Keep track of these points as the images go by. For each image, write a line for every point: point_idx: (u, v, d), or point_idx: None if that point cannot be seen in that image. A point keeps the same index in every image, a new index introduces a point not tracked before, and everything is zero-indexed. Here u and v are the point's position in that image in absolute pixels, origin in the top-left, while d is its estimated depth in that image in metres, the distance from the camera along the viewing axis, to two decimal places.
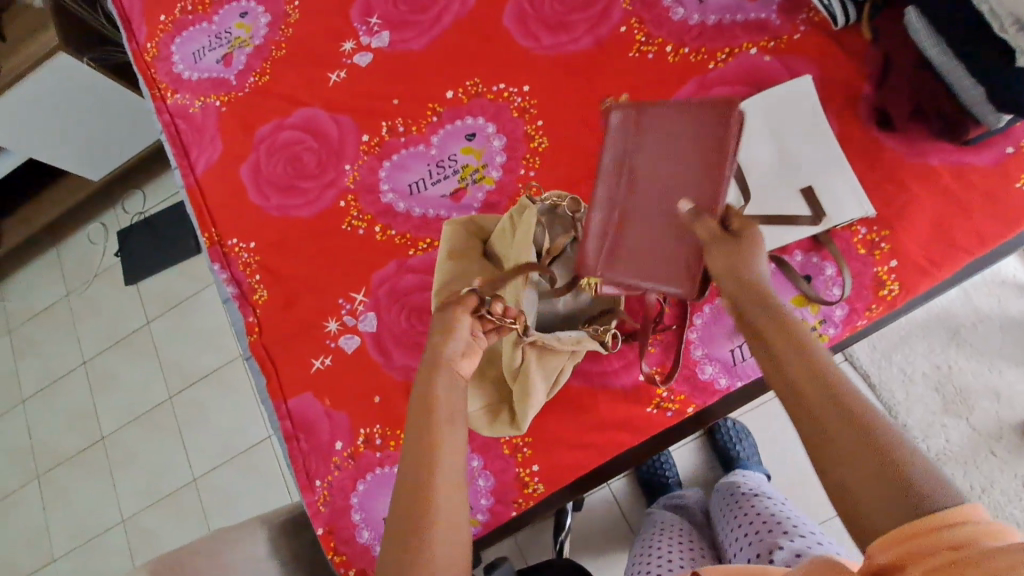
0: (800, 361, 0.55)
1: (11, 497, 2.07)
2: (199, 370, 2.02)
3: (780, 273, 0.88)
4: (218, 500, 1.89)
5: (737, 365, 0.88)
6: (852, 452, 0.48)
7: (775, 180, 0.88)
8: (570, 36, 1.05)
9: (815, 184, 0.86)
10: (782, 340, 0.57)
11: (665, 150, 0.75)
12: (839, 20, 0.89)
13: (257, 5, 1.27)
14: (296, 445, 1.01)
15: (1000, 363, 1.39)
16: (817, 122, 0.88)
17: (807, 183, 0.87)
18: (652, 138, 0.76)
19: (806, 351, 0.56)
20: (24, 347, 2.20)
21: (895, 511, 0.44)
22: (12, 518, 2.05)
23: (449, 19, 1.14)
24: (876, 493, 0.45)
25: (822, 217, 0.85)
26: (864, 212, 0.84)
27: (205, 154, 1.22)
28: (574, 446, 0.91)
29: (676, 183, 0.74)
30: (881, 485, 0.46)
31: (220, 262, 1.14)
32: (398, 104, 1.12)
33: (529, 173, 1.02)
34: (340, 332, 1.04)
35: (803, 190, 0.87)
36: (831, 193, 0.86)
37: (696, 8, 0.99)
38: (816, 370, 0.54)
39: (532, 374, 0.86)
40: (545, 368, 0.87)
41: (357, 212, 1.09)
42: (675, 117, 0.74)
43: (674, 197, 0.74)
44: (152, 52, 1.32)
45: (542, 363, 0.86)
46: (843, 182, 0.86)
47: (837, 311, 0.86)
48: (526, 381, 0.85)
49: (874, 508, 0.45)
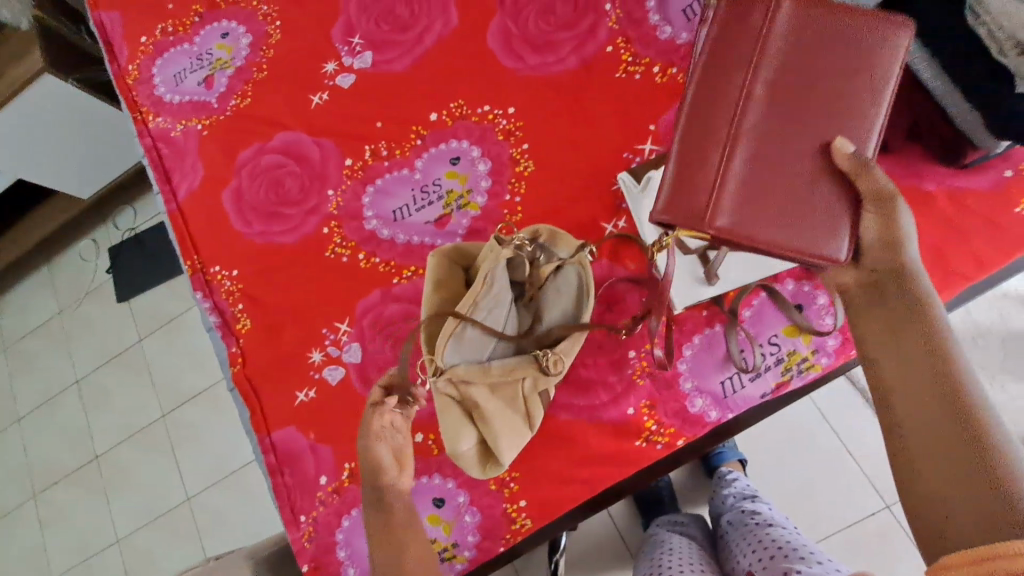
0: (928, 337, 0.66)
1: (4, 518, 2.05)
2: (193, 388, 2.00)
3: (771, 302, 0.86)
4: (212, 520, 1.88)
5: (728, 397, 0.86)
6: (966, 454, 0.58)
7: None
8: (556, 56, 1.02)
9: None
10: (920, 325, 0.67)
11: (826, 61, 0.67)
12: None
13: (239, 26, 1.25)
14: (279, 480, 0.99)
15: (1002, 378, 1.36)
16: None
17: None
18: (810, 43, 0.67)
19: (936, 342, 0.65)
20: (17, 366, 2.18)
21: (971, 505, 0.56)
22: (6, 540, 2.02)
23: (432, 39, 1.11)
24: (957, 485, 0.57)
25: None
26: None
27: (187, 179, 1.19)
28: (563, 482, 0.88)
29: (806, 108, 0.67)
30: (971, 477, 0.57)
31: (202, 291, 1.12)
32: (382, 127, 1.10)
33: (514, 198, 0.99)
34: (324, 363, 1.02)
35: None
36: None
37: (684, 27, 0.96)
38: (942, 361, 0.64)
39: (498, 413, 0.83)
40: (509, 403, 0.84)
41: (341, 239, 1.07)
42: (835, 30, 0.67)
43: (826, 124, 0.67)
44: (133, 75, 1.30)
45: (504, 399, 0.83)
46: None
47: (829, 341, 0.84)
48: (489, 417, 0.82)
49: (961, 503, 0.56)
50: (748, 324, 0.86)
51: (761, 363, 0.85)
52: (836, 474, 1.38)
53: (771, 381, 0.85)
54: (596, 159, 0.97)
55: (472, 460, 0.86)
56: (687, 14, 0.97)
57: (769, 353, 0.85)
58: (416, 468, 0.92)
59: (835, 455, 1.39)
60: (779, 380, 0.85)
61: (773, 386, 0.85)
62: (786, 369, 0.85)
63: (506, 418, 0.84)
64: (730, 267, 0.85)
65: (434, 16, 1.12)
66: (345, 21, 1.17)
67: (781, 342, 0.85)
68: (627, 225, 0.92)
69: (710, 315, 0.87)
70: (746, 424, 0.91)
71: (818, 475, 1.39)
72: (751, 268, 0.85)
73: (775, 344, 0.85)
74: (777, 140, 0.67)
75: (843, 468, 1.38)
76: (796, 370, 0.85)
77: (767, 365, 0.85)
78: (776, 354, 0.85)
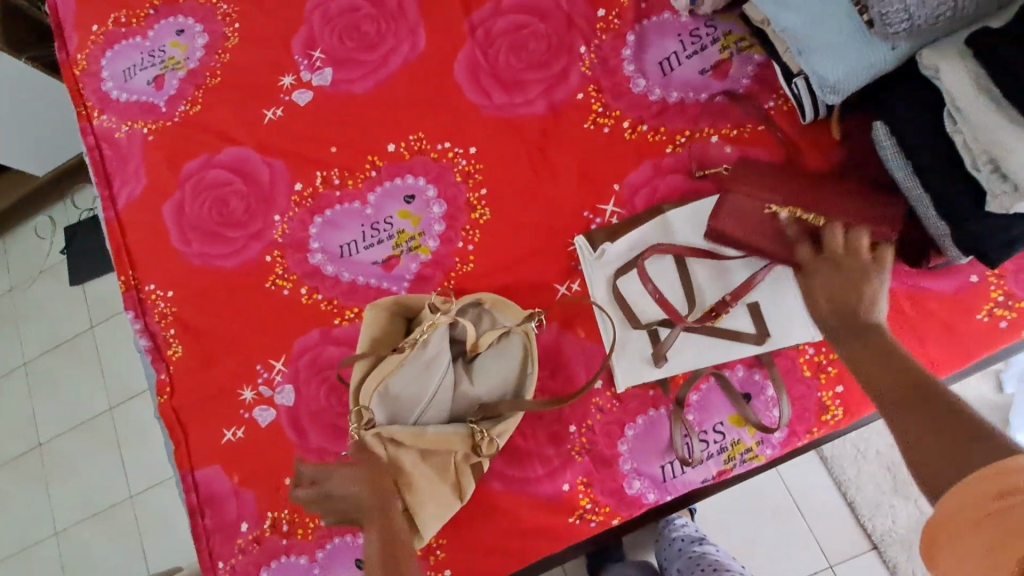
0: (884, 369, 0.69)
1: None
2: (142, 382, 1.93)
3: (720, 388, 0.82)
4: (154, 521, 1.82)
5: (668, 481, 0.83)
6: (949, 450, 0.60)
7: (722, 291, 0.83)
8: (524, 97, 0.97)
9: (763, 300, 0.81)
10: (872, 351, 0.71)
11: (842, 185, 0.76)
12: (807, 115, 0.82)
13: (195, 24, 1.16)
14: (200, 521, 0.95)
15: None
16: None
17: (755, 296, 0.81)
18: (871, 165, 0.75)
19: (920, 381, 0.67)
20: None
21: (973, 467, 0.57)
22: None
23: (398, 62, 1.04)
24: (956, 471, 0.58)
25: (767, 337, 0.80)
26: (812, 334, 0.79)
27: (128, 187, 1.12)
28: (490, 553, 0.85)
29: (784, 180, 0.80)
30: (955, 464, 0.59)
31: (134, 310, 1.05)
32: (337, 152, 1.03)
33: (467, 246, 0.94)
34: (255, 402, 0.97)
35: (749, 304, 0.82)
36: (777, 310, 0.81)
37: (659, 81, 0.91)
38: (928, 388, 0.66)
39: (429, 482, 0.81)
40: (438, 470, 0.82)
41: (284, 271, 1.01)
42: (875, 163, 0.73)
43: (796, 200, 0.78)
44: (80, 65, 1.21)
45: (432, 468, 0.81)
46: (790, 299, 0.81)
47: (775, 433, 0.81)
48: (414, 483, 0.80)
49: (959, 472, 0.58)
50: (695, 409, 0.83)
51: (703, 450, 0.82)
52: (783, 531, 1.37)
53: (713, 468, 0.82)
54: (555, 214, 0.92)
55: (394, 529, 0.81)
56: (664, 68, 0.91)
57: (713, 440, 0.82)
58: (342, 525, 0.89)
59: (784, 512, 1.38)
60: (721, 468, 0.82)
61: (714, 473, 0.82)
62: (729, 458, 0.82)
63: (432, 487, 0.81)
64: (679, 351, 0.83)
65: (402, 37, 1.05)
66: (308, 32, 1.09)
67: (725, 431, 0.82)
68: (581, 289, 0.88)
69: (656, 395, 0.83)
70: (686, 504, 0.89)
71: (765, 530, 1.38)
72: (701, 353, 0.82)
73: (720, 432, 0.82)
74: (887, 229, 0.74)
75: (790, 525, 1.37)
76: (739, 460, 0.82)
77: (709, 453, 0.82)
78: (720, 443, 0.82)
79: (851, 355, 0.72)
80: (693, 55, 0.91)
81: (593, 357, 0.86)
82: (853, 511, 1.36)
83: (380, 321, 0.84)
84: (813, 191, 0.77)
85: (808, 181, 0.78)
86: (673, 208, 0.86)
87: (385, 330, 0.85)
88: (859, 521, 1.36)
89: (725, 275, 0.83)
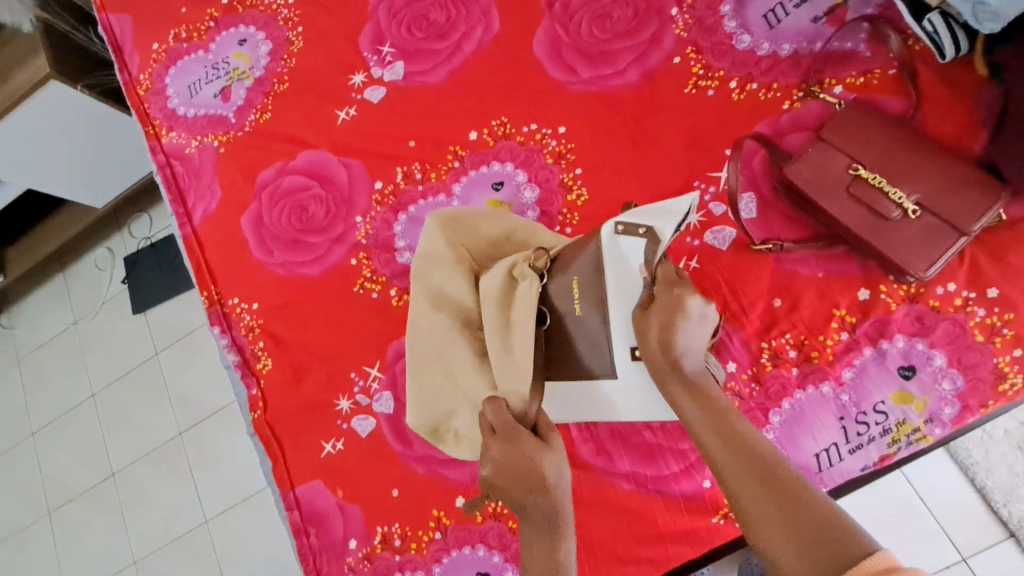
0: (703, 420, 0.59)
1: (7, 543, 1.81)
2: (215, 401, 1.74)
3: (878, 360, 0.72)
4: (233, 546, 1.62)
5: (823, 471, 0.72)
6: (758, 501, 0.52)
7: None
8: (614, 69, 0.91)
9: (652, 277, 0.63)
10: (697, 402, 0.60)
11: (909, 159, 0.72)
12: (947, 53, 0.75)
13: (257, 32, 1.14)
14: (305, 540, 0.90)
15: None
16: (937, 168, 0.71)
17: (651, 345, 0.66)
18: (901, 145, 0.73)
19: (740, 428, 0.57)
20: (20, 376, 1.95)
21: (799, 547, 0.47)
22: (9, 562, 1.79)
23: (471, 48, 1.00)
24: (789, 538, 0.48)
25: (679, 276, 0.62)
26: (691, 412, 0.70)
27: (203, 202, 1.10)
28: (625, 560, 0.77)
29: (871, 136, 0.74)
30: (791, 524, 0.49)
31: (219, 326, 1.02)
32: (415, 146, 0.99)
33: (566, 231, 0.87)
34: (353, 412, 0.92)
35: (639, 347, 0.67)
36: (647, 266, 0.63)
37: (766, 36, 0.84)
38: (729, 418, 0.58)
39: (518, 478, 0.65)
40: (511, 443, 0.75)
41: (371, 273, 0.96)
42: (932, 167, 0.71)
43: (866, 155, 0.73)
44: (145, 85, 1.20)
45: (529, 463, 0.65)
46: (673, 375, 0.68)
47: (945, 409, 0.70)
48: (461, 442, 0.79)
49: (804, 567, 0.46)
50: (849, 390, 0.73)
51: (863, 433, 0.71)
52: (879, 522, 1.03)
53: (875, 453, 0.71)
54: (658, 188, 0.85)
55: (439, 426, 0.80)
56: (769, 22, 0.85)
57: (874, 421, 0.72)
58: (458, 537, 0.83)
59: (902, 501, 1.04)
60: (884, 453, 0.71)
61: (876, 459, 0.71)
62: (893, 441, 0.71)
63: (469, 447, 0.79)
64: (627, 267, 0.65)
65: (473, 22, 1.00)
66: (374, 27, 1.06)
67: (888, 410, 0.71)
68: (701, 266, 0.79)
69: (802, 374, 0.74)
70: (839, 494, 0.78)
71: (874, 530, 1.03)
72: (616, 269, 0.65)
73: (882, 412, 0.72)
74: (957, 203, 0.69)
75: (910, 511, 1.03)
76: (905, 443, 0.71)
77: (870, 436, 0.71)
78: (882, 424, 0.71)
79: (679, 405, 0.61)
80: (801, 4, 0.84)
81: (731, 340, 0.76)
82: (983, 498, 1.01)
83: (440, 241, 0.80)
84: (932, 161, 0.71)
85: (937, 145, 0.72)
86: (786, 161, 0.76)
87: (492, 293, 0.73)
88: (990, 508, 1.01)
89: (600, 348, 0.70)
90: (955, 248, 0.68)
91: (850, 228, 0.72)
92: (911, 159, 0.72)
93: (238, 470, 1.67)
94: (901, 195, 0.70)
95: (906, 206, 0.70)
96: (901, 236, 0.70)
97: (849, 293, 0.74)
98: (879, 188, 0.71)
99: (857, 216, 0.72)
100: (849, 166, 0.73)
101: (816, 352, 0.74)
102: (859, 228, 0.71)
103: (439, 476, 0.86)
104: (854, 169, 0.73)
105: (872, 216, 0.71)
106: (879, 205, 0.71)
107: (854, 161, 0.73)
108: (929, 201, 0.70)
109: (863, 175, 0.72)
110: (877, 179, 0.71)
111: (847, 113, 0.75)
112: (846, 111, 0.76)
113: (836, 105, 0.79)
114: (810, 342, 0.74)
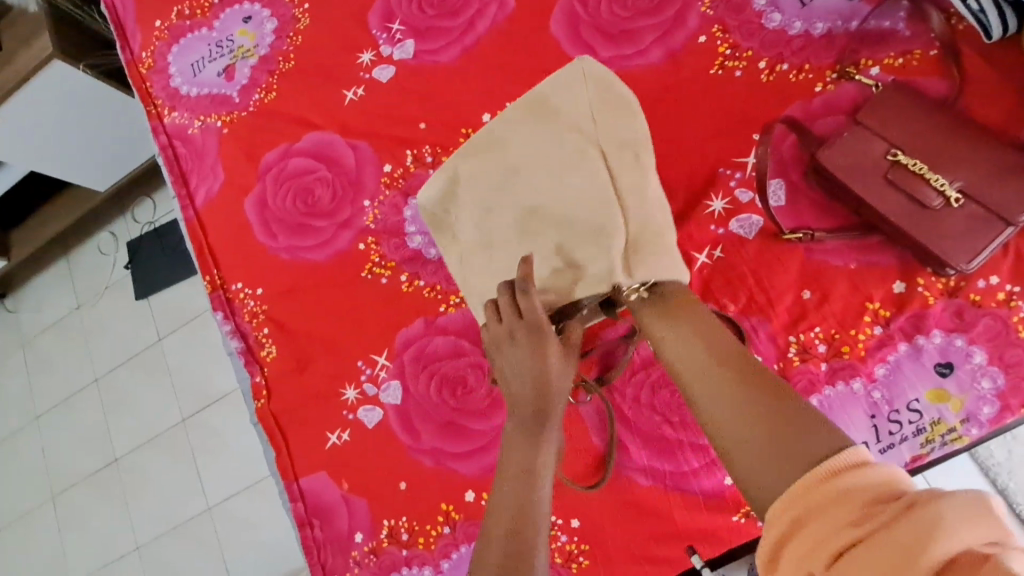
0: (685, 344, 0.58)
1: (12, 526, 1.80)
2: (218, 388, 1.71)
3: (912, 356, 0.69)
4: (236, 535, 1.61)
5: None
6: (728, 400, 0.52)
7: None
8: (636, 48, 0.86)
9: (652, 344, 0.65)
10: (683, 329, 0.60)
11: (954, 143, 0.68)
12: (994, 33, 0.71)
13: (262, 9, 1.10)
14: (309, 532, 0.88)
15: None
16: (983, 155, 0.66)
17: None
18: (945, 128, 0.69)
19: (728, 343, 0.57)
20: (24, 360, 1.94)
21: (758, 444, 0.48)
22: (13, 546, 1.78)
23: (485, 26, 0.95)
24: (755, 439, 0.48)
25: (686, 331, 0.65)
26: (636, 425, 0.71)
27: (207, 183, 1.06)
28: (643, 559, 0.74)
29: (913, 119, 0.70)
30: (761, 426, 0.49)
31: (222, 311, 0.99)
32: (425, 128, 0.95)
33: None
34: (359, 402, 0.89)
35: None
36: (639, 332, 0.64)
37: (798, 14, 0.80)
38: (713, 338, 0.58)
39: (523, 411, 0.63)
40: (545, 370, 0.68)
41: (379, 259, 0.93)
42: (978, 152, 0.67)
43: (907, 139, 0.69)
44: (147, 63, 1.16)
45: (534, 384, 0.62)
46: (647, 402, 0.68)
47: (984, 409, 0.67)
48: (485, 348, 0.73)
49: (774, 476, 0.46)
50: (881, 387, 0.69)
51: (895, 431, 0.68)
52: None
53: (908, 453, 0.68)
54: (682, 173, 0.81)
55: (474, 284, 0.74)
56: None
57: (907, 420, 0.68)
58: (468, 533, 0.80)
59: None
60: (917, 453, 0.68)
61: (909, 460, 0.68)
62: (927, 441, 0.67)
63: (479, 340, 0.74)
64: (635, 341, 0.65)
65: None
66: (384, 4, 1.02)
67: (922, 409, 0.68)
68: (726, 255, 0.76)
69: (831, 370, 0.70)
70: None
71: None
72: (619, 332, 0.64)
73: (915, 411, 0.68)
74: (1006, 191, 0.65)
75: None
76: (939, 443, 0.67)
77: (903, 435, 0.68)
78: (916, 423, 0.68)
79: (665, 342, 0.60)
80: None
81: (758, 333, 0.73)
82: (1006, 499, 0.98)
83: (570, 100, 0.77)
84: (976, 146, 0.67)
85: (982, 129, 0.68)
86: (819, 147, 0.72)
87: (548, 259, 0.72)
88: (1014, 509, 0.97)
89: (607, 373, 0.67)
90: (1002, 239, 0.64)
91: (888, 217, 0.68)
92: (955, 144, 0.68)
93: (242, 458, 1.65)
94: (944, 181, 0.66)
95: (949, 194, 0.66)
96: (943, 225, 0.66)
97: (884, 286, 0.71)
98: (920, 174, 0.67)
99: (896, 205, 0.68)
100: (888, 152, 0.69)
101: (846, 347, 0.70)
102: (899, 217, 0.67)
103: (449, 469, 0.83)
104: (893, 154, 0.69)
105: (911, 204, 0.67)
106: (919, 193, 0.67)
107: (894, 146, 0.69)
108: (973, 188, 0.66)
109: (903, 162, 0.68)
110: (919, 165, 0.67)
111: (887, 94, 0.71)
112: (884, 93, 0.72)
113: (873, 87, 0.74)
114: (840, 337, 0.71)
